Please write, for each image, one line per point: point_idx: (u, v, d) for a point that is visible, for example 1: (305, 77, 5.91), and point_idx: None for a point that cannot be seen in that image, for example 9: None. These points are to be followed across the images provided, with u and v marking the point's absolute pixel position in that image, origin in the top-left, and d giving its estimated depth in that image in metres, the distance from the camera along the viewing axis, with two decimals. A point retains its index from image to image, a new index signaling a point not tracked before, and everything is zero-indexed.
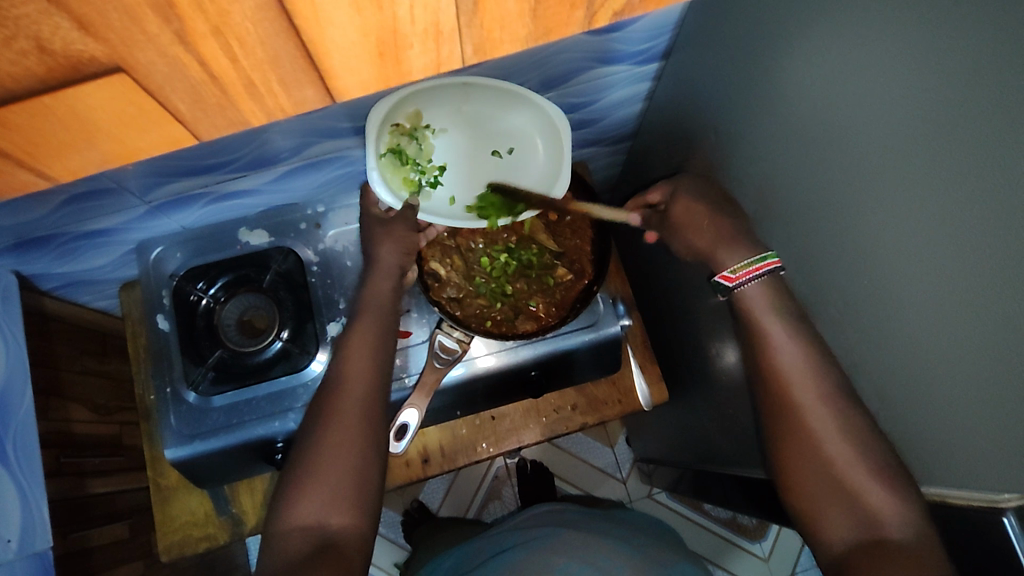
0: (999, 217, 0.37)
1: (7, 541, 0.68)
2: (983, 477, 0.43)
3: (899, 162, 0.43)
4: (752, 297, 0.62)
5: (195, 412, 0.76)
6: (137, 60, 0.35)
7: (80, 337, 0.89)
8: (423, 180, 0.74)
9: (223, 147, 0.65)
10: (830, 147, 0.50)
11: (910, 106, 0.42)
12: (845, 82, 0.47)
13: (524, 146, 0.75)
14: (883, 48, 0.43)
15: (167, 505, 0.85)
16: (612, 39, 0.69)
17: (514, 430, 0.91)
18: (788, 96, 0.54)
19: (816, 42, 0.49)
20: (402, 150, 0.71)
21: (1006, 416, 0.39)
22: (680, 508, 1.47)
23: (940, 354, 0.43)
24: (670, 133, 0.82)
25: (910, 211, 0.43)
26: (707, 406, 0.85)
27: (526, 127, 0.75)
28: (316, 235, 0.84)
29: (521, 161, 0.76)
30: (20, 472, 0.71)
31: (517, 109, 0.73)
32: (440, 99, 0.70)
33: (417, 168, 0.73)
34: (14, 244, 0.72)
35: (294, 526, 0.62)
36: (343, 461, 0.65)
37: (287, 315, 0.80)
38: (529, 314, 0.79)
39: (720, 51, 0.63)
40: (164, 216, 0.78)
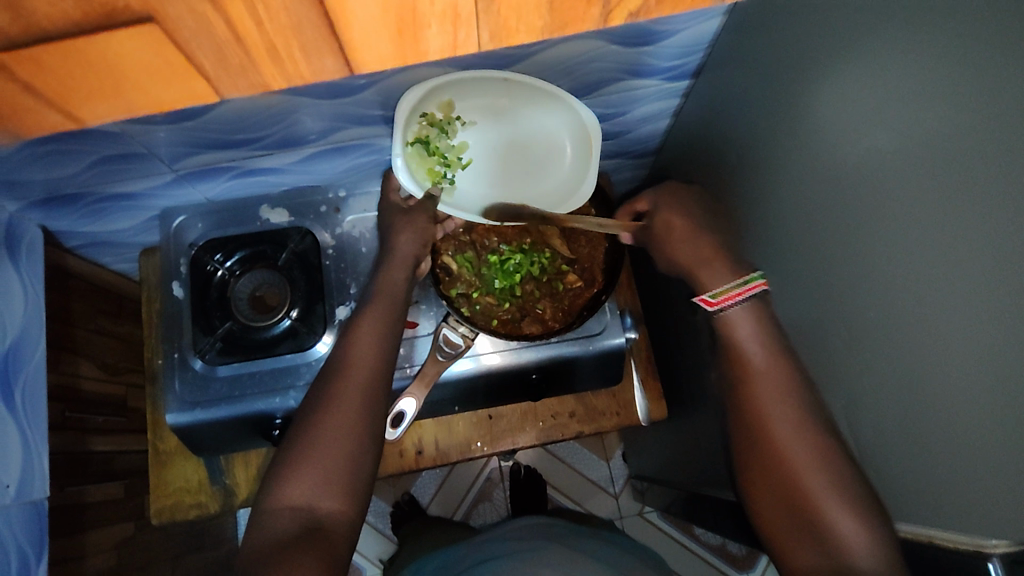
0: (1001, 252, 0.37)
1: (6, 486, 0.69)
2: (972, 518, 0.42)
3: (907, 193, 0.43)
4: (738, 326, 0.65)
5: (199, 379, 0.78)
6: (167, 13, 0.34)
7: (97, 297, 0.91)
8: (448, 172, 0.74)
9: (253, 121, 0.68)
10: (847, 176, 0.50)
11: (922, 138, 0.42)
12: (861, 112, 0.47)
13: (553, 150, 0.76)
14: (896, 81, 0.44)
15: (164, 471, 0.87)
16: (642, 53, 0.70)
17: (509, 431, 0.91)
18: (808, 123, 0.54)
19: (835, 71, 0.50)
20: (430, 141, 0.72)
21: (1000, 457, 0.39)
22: (670, 529, 1.46)
23: (939, 391, 0.43)
24: (692, 152, 0.83)
25: (915, 244, 0.43)
26: (706, 427, 0.84)
27: (560, 131, 0.75)
28: (335, 220, 0.86)
29: (548, 166, 0.76)
30: (23, 418, 0.72)
31: (550, 108, 0.72)
32: (478, 90, 0.70)
33: (443, 160, 0.74)
34: (44, 198, 0.75)
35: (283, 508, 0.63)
36: (336, 449, 0.65)
37: (298, 295, 0.82)
38: (535, 316, 0.79)
39: (750, 73, 0.63)
40: (190, 187, 0.80)
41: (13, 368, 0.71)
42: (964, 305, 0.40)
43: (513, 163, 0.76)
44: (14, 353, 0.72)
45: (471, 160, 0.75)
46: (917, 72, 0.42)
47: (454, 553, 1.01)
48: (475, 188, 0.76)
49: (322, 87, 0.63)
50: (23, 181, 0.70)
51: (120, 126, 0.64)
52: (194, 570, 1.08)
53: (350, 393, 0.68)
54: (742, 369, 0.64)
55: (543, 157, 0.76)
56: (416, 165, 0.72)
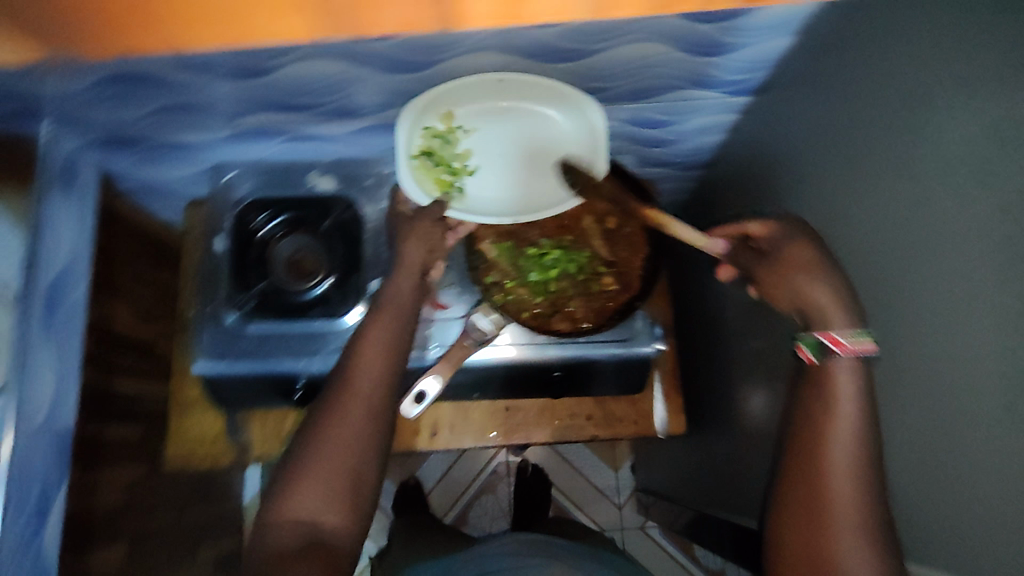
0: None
1: (35, 412, 0.71)
2: None
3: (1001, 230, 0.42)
4: (835, 382, 0.55)
5: (230, 335, 0.79)
6: None
7: (141, 241, 0.93)
8: (455, 180, 0.75)
9: (313, 86, 0.70)
10: (933, 197, 0.48)
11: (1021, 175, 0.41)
12: (951, 145, 0.46)
13: (560, 148, 0.75)
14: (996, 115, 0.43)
15: (183, 419, 0.88)
16: (709, 62, 0.72)
17: (524, 426, 0.90)
18: (884, 152, 0.53)
19: (924, 101, 0.49)
20: (434, 151, 0.74)
21: None
22: (672, 548, 1.44)
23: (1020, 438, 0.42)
24: (747, 169, 0.82)
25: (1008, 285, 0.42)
26: (728, 448, 0.83)
27: (563, 129, 0.75)
28: (380, 194, 0.85)
29: (556, 162, 0.75)
30: (59, 351, 0.75)
31: (558, 107, 0.73)
32: (474, 97, 0.73)
33: (449, 168, 0.75)
34: (105, 138, 0.79)
35: (294, 506, 0.60)
36: (343, 450, 0.63)
37: (336, 264, 0.82)
38: (566, 315, 0.77)
39: (824, 92, 0.62)
40: (244, 144, 0.82)
41: (54, 303, 0.75)
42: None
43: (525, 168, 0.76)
44: (56, 289, 0.75)
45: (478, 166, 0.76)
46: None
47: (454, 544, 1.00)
48: (484, 194, 0.76)
49: (379, 56, 0.65)
50: (85, 118, 0.73)
51: (184, 75, 0.66)
52: (196, 524, 1.09)
53: (361, 392, 0.65)
54: (820, 426, 0.56)
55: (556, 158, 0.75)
56: (421, 175, 0.73)
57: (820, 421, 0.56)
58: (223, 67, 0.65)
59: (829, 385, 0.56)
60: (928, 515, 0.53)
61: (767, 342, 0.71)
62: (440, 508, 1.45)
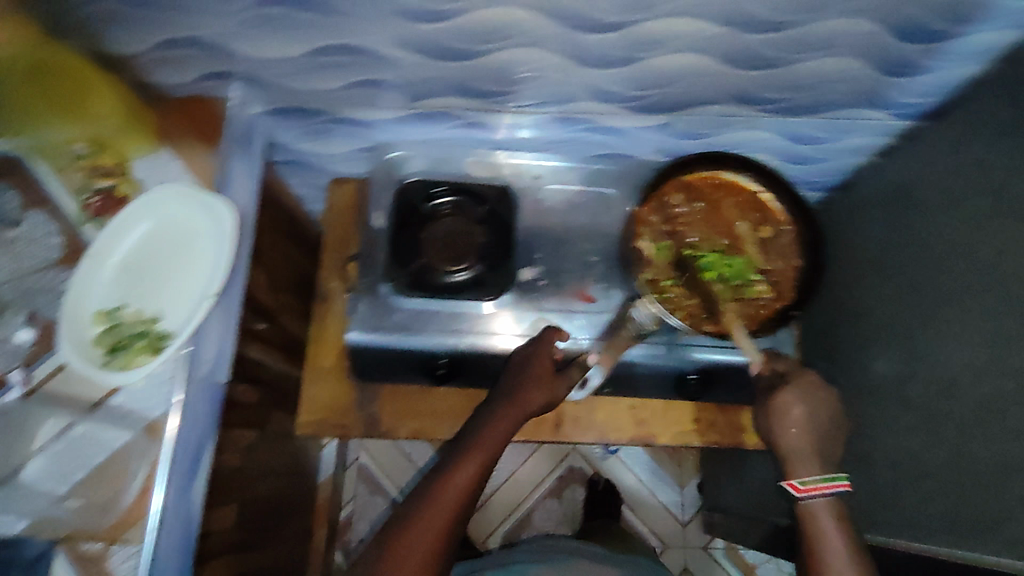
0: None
1: (202, 362, 0.72)
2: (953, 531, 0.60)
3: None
4: (817, 517, 0.64)
5: (384, 306, 0.81)
6: None
7: (277, 213, 0.99)
8: (151, 338, 0.68)
9: (508, 71, 0.70)
10: (942, 240, 0.66)
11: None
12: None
13: (182, 232, 0.71)
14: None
15: (314, 387, 0.88)
16: (891, 81, 0.71)
17: (647, 428, 0.89)
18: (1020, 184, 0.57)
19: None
20: (115, 345, 0.66)
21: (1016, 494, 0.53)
22: (732, 568, 1.43)
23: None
24: (872, 201, 0.84)
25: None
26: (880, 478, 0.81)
27: (180, 215, 0.71)
28: (535, 187, 0.87)
29: (207, 255, 0.71)
30: (227, 302, 0.77)
31: (141, 213, 0.70)
32: (94, 281, 0.68)
33: (138, 339, 0.67)
34: (281, 108, 0.79)
35: (413, 543, 0.60)
36: (454, 498, 0.63)
37: (490, 249, 0.82)
38: (719, 317, 0.78)
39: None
40: (409, 126, 0.82)
41: None
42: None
43: (163, 273, 0.70)
44: None
45: (157, 310, 0.69)
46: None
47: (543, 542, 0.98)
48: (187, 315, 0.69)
49: (596, 53, 0.66)
50: (275, 85, 0.74)
51: (395, 52, 0.67)
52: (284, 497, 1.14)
53: (500, 431, 0.69)
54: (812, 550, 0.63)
55: (144, 250, 0.70)
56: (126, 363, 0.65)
57: (819, 550, 0.63)
58: (442, 48, 0.66)
59: (816, 529, 0.64)
60: (969, 514, 0.58)
61: (899, 365, 0.72)
62: (503, 510, 1.45)
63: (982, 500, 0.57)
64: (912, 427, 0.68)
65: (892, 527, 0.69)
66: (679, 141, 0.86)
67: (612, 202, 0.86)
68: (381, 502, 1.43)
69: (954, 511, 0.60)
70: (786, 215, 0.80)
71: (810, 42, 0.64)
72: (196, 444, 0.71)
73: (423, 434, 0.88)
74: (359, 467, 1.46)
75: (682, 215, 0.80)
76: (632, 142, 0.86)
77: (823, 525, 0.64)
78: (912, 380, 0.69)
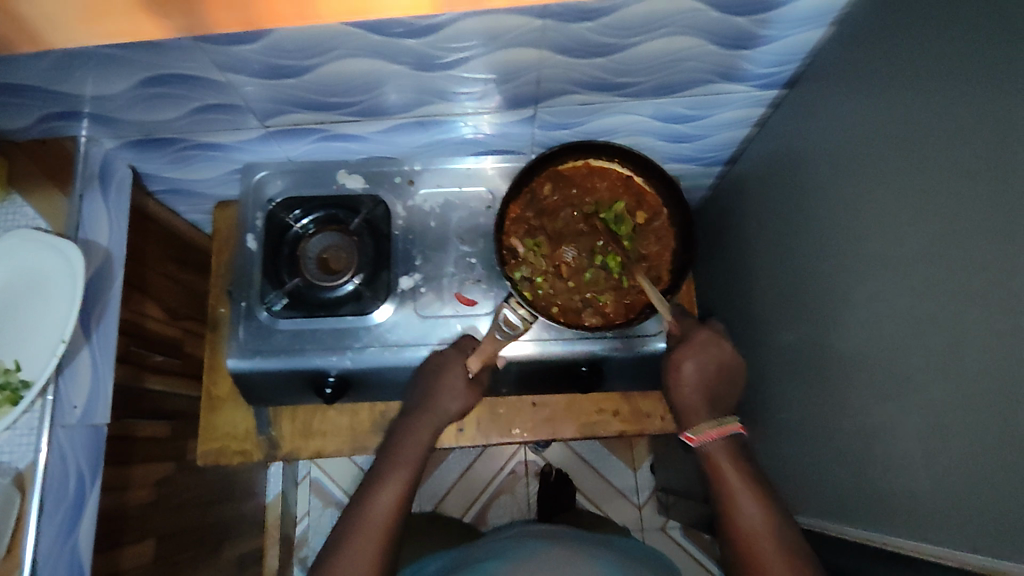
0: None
1: (73, 407, 0.73)
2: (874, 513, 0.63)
3: (970, 245, 0.48)
4: (719, 465, 0.69)
5: (263, 330, 0.80)
6: None
7: (167, 241, 0.98)
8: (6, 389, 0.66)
9: (345, 83, 0.68)
10: (832, 222, 0.67)
11: (990, 195, 0.46)
12: (913, 175, 0.54)
13: (36, 280, 0.70)
14: (944, 161, 0.51)
15: (213, 416, 0.88)
16: (739, 55, 0.70)
17: (550, 422, 0.90)
18: (872, 188, 0.60)
19: (894, 144, 0.56)
20: None
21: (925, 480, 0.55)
22: (690, 546, 1.43)
23: (927, 420, 0.54)
24: (760, 175, 0.85)
25: (973, 281, 0.48)
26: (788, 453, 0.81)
27: (33, 264, 0.70)
28: (407, 191, 0.85)
29: (61, 300, 0.69)
30: (98, 346, 0.77)
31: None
32: None
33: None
34: (135, 140, 0.78)
35: (367, 534, 0.66)
36: (400, 487, 0.69)
37: (366, 260, 0.81)
38: (597, 308, 0.76)
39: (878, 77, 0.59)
40: (273, 144, 0.81)
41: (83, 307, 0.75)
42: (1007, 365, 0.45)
43: (19, 323, 0.69)
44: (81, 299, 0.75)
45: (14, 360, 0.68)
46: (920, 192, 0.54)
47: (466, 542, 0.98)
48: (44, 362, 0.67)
49: (425, 56, 0.65)
50: (118, 118, 0.73)
51: (223, 74, 0.65)
52: (219, 520, 1.14)
53: (427, 429, 0.74)
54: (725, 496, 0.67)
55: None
56: None
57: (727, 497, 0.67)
58: (267, 67, 0.64)
59: (717, 474, 0.68)
60: (877, 490, 0.62)
61: (804, 340, 0.75)
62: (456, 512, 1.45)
63: (875, 481, 0.62)
64: (816, 408, 0.73)
65: (816, 499, 0.74)
66: (552, 133, 0.84)
67: (490, 200, 0.85)
68: (333, 513, 1.43)
69: (857, 489, 0.65)
70: (659, 198, 0.78)
71: (640, 25, 0.62)
72: (74, 491, 0.72)
73: (328, 451, 0.89)
74: (309, 481, 1.45)
75: (551, 206, 0.78)
76: (505, 138, 0.85)
77: (727, 475, 0.68)
78: (820, 357, 0.71)
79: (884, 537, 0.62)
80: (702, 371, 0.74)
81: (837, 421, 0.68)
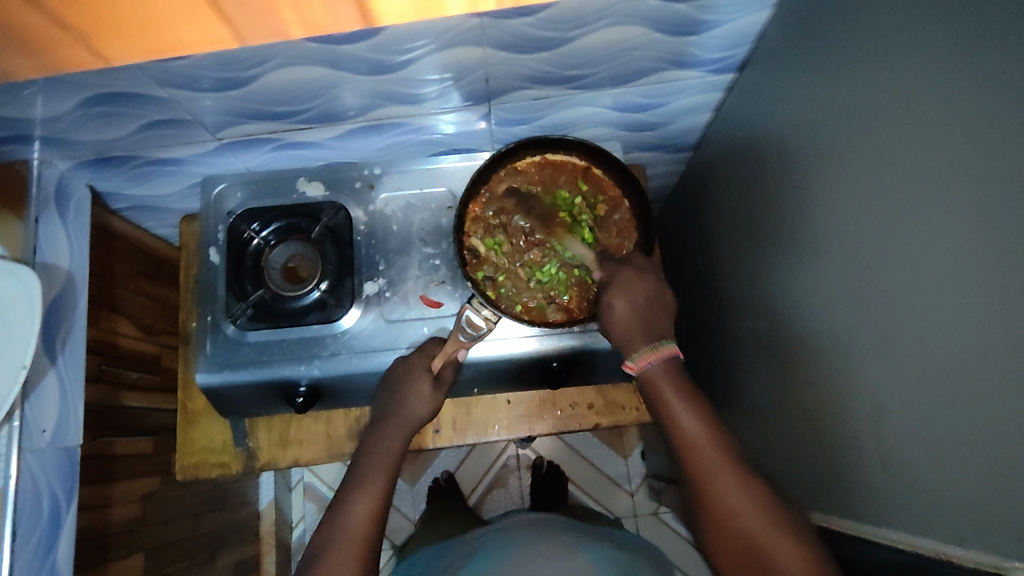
0: (996, 316, 0.42)
1: (42, 430, 0.74)
2: (850, 500, 0.62)
3: (935, 232, 0.47)
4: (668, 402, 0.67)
5: (230, 343, 0.79)
6: None
7: (136, 258, 0.97)
8: None
9: (293, 92, 0.68)
10: (803, 204, 0.67)
11: (955, 181, 0.45)
12: (884, 160, 0.53)
13: None
14: (912, 146, 0.50)
15: (190, 431, 0.88)
16: (689, 42, 0.69)
17: (526, 418, 0.91)
18: (844, 174, 0.59)
19: (866, 130, 0.56)
20: None
21: (892, 468, 0.55)
22: (685, 531, 1.44)
23: (897, 405, 0.53)
24: (730, 162, 0.85)
25: (938, 268, 0.47)
26: (764, 437, 0.80)
27: None
28: (368, 196, 0.84)
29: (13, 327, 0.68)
30: (64, 369, 0.78)
31: None
32: None
33: None
34: (89, 160, 0.77)
35: (342, 548, 0.65)
36: (374, 500, 0.69)
37: (330, 268, 0.81)
38: (560, 304, 0.76)
39: (840, 56, 0.58)
40: (231, 154, 0.81)
41: (47, 332, 0.76)
42: (972, 353, 0.44)
43: None
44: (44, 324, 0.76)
45: None
46: (888, 172, 0.53)
47: (454, 541, 0.98)
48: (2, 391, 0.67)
49: (370, 61, 0.64)
50: (68, 140, 0.72)
51: (165, 91, 0.65)
52: (211, 531, 1.14)
53: (397, 437, 0.73)
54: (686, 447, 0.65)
55: None
56: None
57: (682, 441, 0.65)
58: (212, 80, 0.64)
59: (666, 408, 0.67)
60: (854, 477, 0.61)
61: (780, 325, 0.74)
62: None
63: (847, 468, 0.62)
64: (790, 395, 0.72)
65: (794, 485, 0.74)
66: (510, 129, 0.84)
67: (452, 201, 0.84)
68: None
69: (833, 475, 0.65)
70: (619, 190, 0.78)
71: (580, 17, 0.61)
72: (47, 516, 0.73)
73: (307, 459, 0.89)
74: (303, 486, 1.47)
75: (510, 204, 0.77)
76: (464, 137, 0.85)
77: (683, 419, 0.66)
78: (795, 341, 0.70)
79: (856, 524, 0.61)
80: (635, 305, 0.69)
81: (810, 407, 0.68)
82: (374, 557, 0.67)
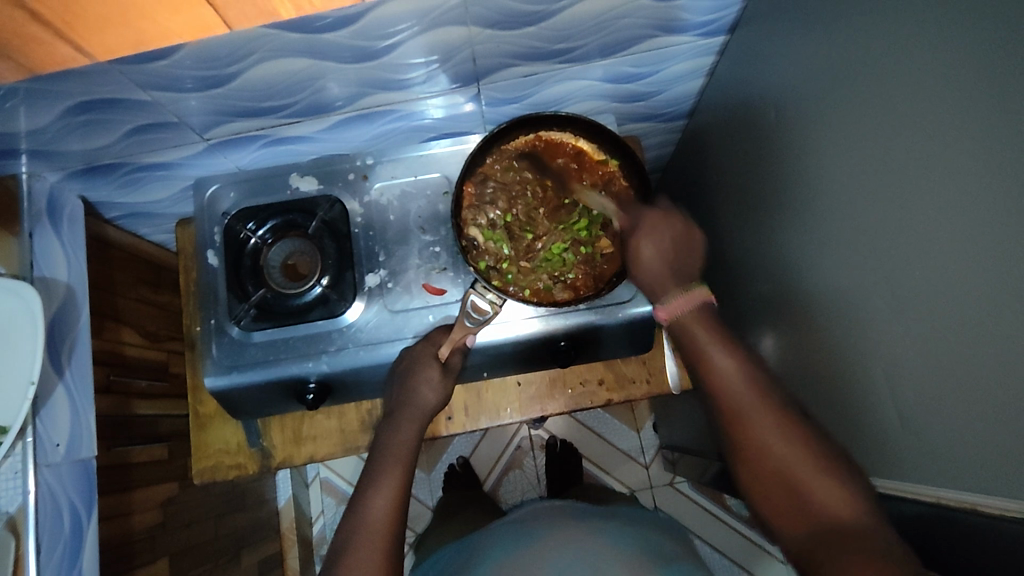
0: (1005, 264, 0.42)
1: (56, 445, 0.74)
2: (867, 458, 0.62)
3: (938, 184, 0.47)
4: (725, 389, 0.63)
5: (235, 345, 0.79)
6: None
7: (135, 266, 0.97)
8: None
9: (278, 85, 0.67)
10: (803, 162, 0.66)
11: (954, 131, 0.45)
12: (882, 114, 0.52)
13: None
14: (910, 97, 0.49)
15: (203, 435, 0.88)
16: (677, 6, 0.67)
17: (537, 399, 0.91)
18: (842, 130, 0.58)
19: (863, 84, 0.54)
20: None
21: (908, 422, 0.55)
22: (702, 500, 1.45)
23: (910, 358, 0.52)
24: (726, 127, 0.83)
25: (943, 221, 0.46)
26: None
27: None
28: (363, 187, 0.84)
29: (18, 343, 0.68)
30: (71, 381, 0.77)
31: None
32: None
33: None
34: (78, 170, 0.77)
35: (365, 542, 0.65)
36: (392, 493, 0.69)
37: (329, 262, 0.80)
38: (567, 283, 0.76)
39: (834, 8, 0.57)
40: (221, 154, 0.80)
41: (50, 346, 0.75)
42: (982, 303, 0.44)
43: None
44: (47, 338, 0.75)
45: None
46: (888, 124, 0.52)
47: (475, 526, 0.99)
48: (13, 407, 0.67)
49: (353, 48, 0.63)
50: (56, 151, 0.72)
51: (148, 94, 0.64)
52: (234, 533, 1.15)
53: (408, 429, 0.73)
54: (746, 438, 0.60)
55: None
56: None
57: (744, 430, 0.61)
58: (195, 79, 0.62)
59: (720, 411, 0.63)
60: (870, 433, 0.61)
61: (785, 287, 0.74)
62: None
63: (862, 425, 0.62)
64: (800, 356, 0.72)
65: None
66: (501, 108, 0.82)
67: (448, 186, 0.83)
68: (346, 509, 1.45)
69: (849, 433, 0.65)
70: (614, 162, 0.76)
71: None
72: (69, 528, 0.73)
73: (321, 455, 0.90)
74: (320, 481, 1.47)
75: (506, 187, 0.77)
76: (454, 120, 0.83)
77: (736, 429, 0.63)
78: (802, 302, 0.70)
79: (876, 481, 0.61)
80: (662, 250, 0.69)
81: (822, 368, 0.67)
82: (397, 549, 0.67)
